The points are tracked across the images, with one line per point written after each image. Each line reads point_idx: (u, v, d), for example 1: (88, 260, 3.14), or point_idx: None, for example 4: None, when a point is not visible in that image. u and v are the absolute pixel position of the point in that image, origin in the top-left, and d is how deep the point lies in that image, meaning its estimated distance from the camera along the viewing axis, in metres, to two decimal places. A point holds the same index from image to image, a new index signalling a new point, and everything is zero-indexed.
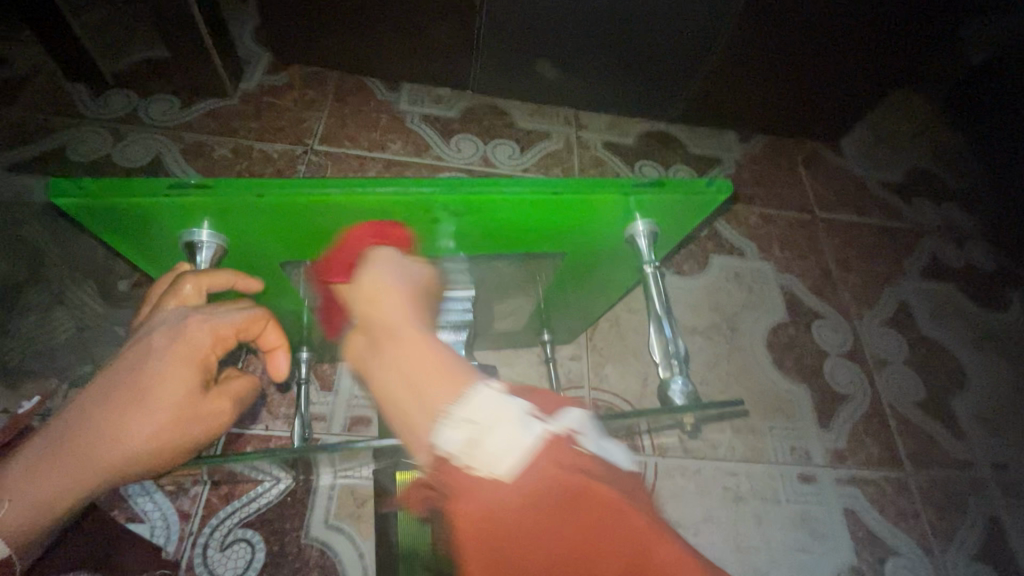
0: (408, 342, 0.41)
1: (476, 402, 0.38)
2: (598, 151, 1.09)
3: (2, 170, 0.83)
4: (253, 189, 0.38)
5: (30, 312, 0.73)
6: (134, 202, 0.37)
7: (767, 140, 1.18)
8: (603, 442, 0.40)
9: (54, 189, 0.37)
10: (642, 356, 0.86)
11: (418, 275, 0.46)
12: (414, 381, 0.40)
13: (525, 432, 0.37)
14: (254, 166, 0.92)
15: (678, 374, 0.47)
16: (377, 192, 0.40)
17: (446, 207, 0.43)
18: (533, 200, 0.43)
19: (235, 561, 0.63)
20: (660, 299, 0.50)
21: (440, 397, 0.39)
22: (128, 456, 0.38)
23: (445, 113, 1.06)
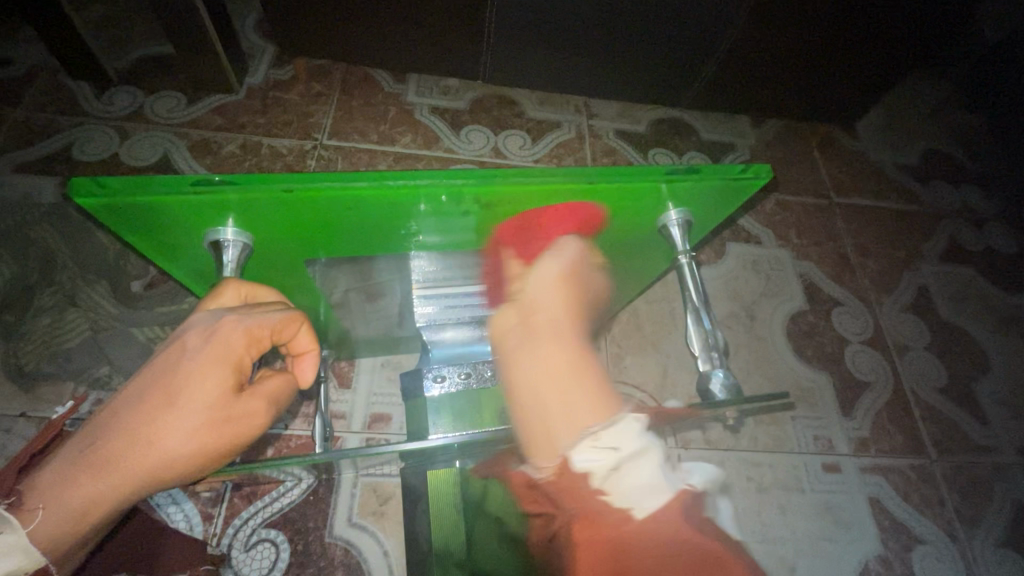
0: (559, 359, 0.46)
1: (620, 431, 0.41)
2: (610, 139, 1.08)
3: (10, 171, 0.82)
4: (282, 185, 0.37)
5: (43, 315, 0.72)
6: (160, 200, 0.36)
7: (780, 125, 1.16)
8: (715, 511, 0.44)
9: (76, 189, 0.35)
10: (661, 347, 0.85)
11: (575, 295, 0.50)
12: (563, 392, 0.44)
13: (665, 478, 0.41)
14: (262, 161, 0.91)
15: (720, 367, 0.46)
16: (410, 185, 0.39)
17: (481, 199, 0.42)
18: (569, 190, 0.42)
19: (260, 561, 0.63)
20: (696, 289, 0.49)
21: (587, 415, 0.43)
22: (162, 462, 0.37)
23: (453, 104, 1.05)
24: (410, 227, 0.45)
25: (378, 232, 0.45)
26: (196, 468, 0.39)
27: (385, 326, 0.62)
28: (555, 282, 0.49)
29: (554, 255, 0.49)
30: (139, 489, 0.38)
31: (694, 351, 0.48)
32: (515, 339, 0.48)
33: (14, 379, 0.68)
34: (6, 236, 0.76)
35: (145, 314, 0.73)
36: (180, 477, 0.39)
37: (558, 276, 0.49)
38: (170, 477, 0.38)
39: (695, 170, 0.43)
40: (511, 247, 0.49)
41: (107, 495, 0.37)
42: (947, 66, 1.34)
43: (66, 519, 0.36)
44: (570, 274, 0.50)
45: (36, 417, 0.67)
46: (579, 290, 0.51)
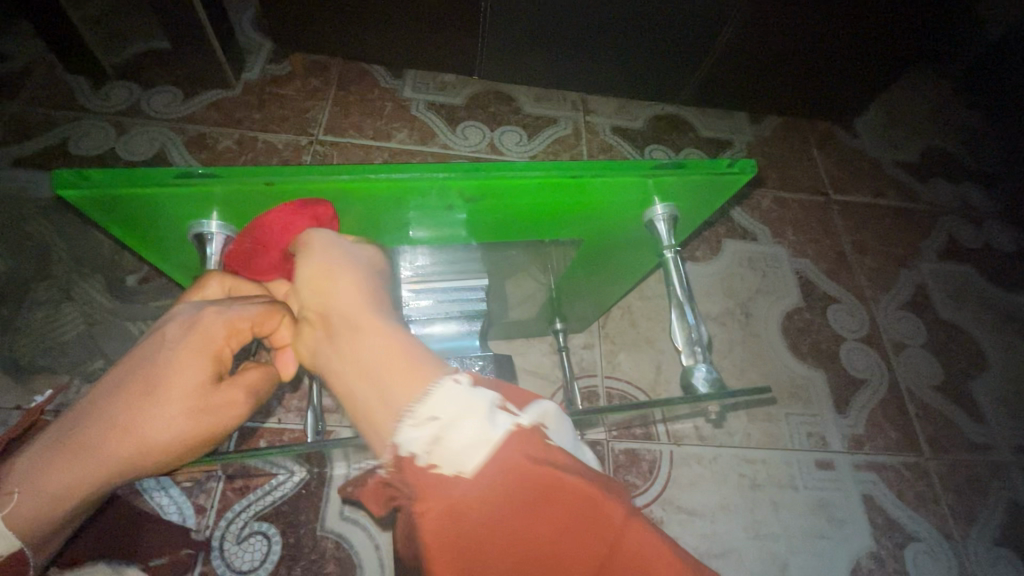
0: (357, 349, 0.39)
1: (433, 397, 0.36)
2: (607, 136, 1.08)
3: (7, 166, 0.83)
4: (263, 177, 0.37)
5: (39, 309, 0.72)
6: (143, 192, 0.37)
7: (778, 122, 1.16)
8: (562, 432, 0.40)
9: (61, 181, 0.36)
10: (655, 344, 0.85)
11: (369, 260, 0.43)
12: (369, 385, 0.37)
13: (487, 423, 0.36)
14: (259, 157, 0.91)
15: (703, 361, 0.45)
16: (391, 178, 0.39)
17: (464, 193, 0.42)
18: (551, 183, 0.42)
19: (252, 554, 0.63)
20: (681, 284, 0.49)
21: (401, 393, 0.36)
22: (137, 450, 0.37)
23: (450, 100, 1.05)
24: (394, 220, 0.45)
25: (362, 225, 0.45)
26: (170, 458, 0.39)
27: None
28: (341, 250, 0.42)
29: (323, 230, 0.42)
30: (114, 476, 0.38)
31: (678, 345, 0.48)
32: (314, 341, 0.40)
33: (10, 371, 0.68)
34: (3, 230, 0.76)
35: (139, 308, 0.73)
36: (156, 466, 0.39)
37: (341, 245, 0.42)
38: (145, 465, 0.39)
39: (678, 165, 0.43)
40: (285, 239, 0.42)
41: (81, 481, 0.37)
42: (948, 62, 1.33)
43: (44, 500, 0.37)
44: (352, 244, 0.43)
45: (31, 410, 0.67)
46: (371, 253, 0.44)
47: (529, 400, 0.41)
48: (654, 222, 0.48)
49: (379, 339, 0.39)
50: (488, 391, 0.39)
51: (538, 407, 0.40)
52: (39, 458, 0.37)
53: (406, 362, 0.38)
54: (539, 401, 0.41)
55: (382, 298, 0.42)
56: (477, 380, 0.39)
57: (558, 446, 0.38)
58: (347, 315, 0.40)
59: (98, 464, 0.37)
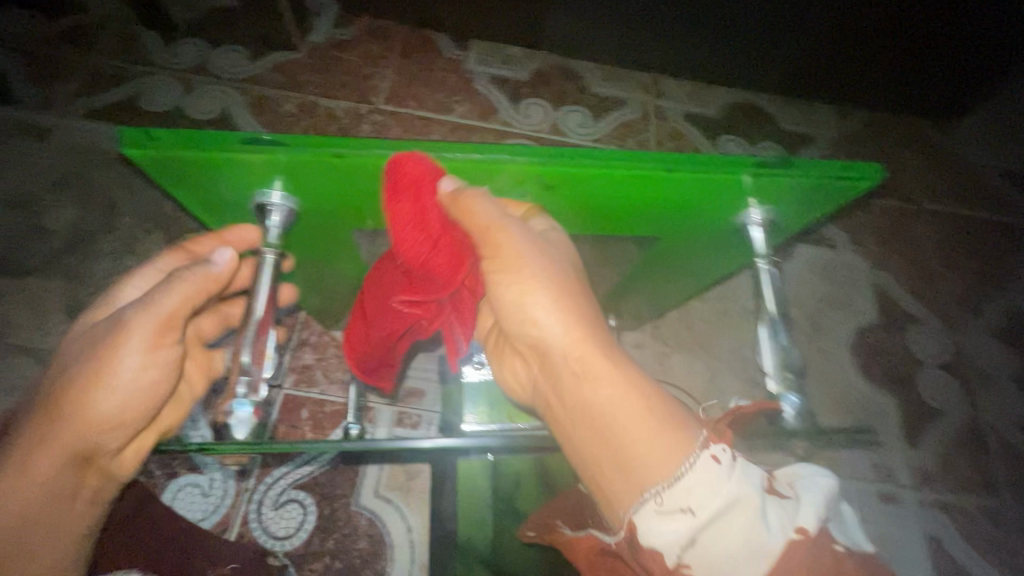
0: (590, 395, 0.36)
1: (693, 485, 0.32)
2: (678, 122, 1.01)
3: (80, 116, 0.84)
4: (333, 149, 0.35)
5: (103, 260, 0.73)
6: (206, 157, 0.35)
7: (868, 118, 1.06)
8: (841, 518, 0.35)
9: (125, 140, 0.34)
10: (711, 349, 0.81)
11: (564, 267, 0.41)
12: (606, 424, 0.35)
13: (763, 522, 0.31)
14: (318, 122, 0.90)
15: (795, 390, 0.40)
16: (467, 157, 0.37)
17: (543, 181, 0.39)
18: (638, 177, 0.38)
19: (287, 521, 0.64)
20: (774, 297, 0.43)
21: (648, 432, 0.34)
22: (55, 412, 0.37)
23: (514, 74, 1.00)
24: None
25: None
26: (84, 400, 0.37)
27: None
28: (542, 262, 0.39)
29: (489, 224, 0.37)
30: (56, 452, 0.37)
31: (764, 370, 0.43)
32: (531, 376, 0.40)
33: (74, 318, 0.71)
34: (75, 180, 0.78)
35: None
36: (77, 417, 0.37)
37: (539, 254, 0.39)
38: (62, 416, 0.37)
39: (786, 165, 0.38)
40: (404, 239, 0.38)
41: (15, 458, 0.36)
42: None
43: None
44: (547, 244, 0.40)
45: None
46: (561, 254, 0.41)
47: (792, 482, 0.36)
48: (749, 228, 0.44)
49: (611, 372, 0.37)
50: (756, 472, 0.34)
51: (810, 491, 0.34)
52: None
53: (644, 398, 0.36)
54: (806, 475, 0.36)
55: (588, 313, 0.39)
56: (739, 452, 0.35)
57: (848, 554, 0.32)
58: (564, 345, 0.38)
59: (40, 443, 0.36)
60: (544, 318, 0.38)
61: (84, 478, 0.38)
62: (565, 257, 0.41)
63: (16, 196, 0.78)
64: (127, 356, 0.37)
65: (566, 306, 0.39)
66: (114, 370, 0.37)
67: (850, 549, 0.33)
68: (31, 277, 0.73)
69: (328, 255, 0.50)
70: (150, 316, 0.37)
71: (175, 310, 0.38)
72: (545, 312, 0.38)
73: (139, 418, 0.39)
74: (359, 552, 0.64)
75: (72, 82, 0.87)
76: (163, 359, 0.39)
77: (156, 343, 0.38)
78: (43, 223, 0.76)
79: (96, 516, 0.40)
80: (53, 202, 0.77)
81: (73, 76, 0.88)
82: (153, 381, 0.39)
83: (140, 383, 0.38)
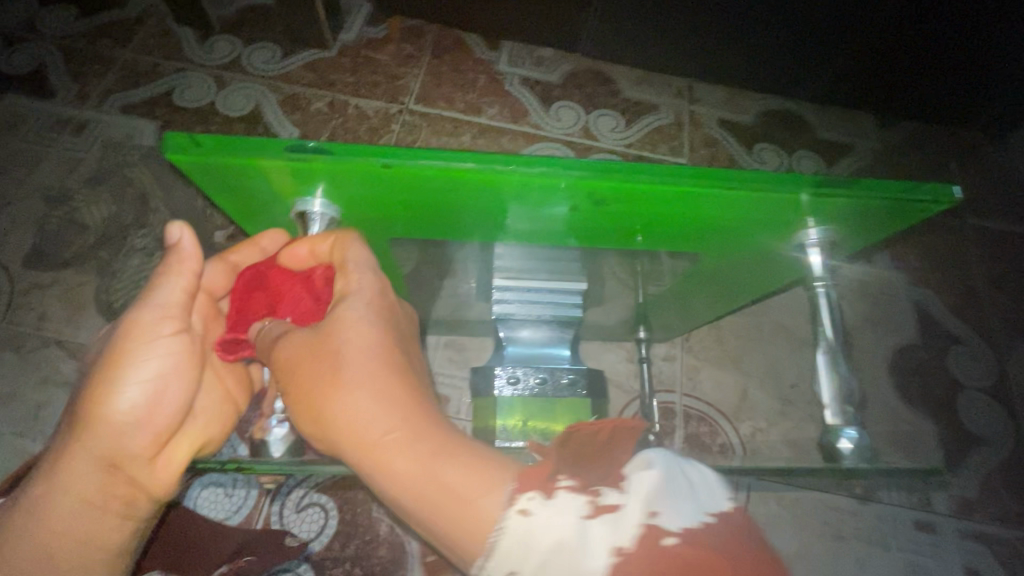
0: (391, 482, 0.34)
1: (506, 549, 0.31)
2: (712, 129, 0.98)
3: (116, 111, 0.85)
4: (383, 158, 0.34)
5: (135, 255, 0.74)
6: (254, 163, 0.34)
7: (911, 128, 1.02)
8: (680, 495, 0.33)
9: (171, 144, 0.33)
10: (742, 365, 0.78)
11: (381, 326, 0.39)
12: (428, 503, 0.33)
13: (586, 555, 0.30)
14: (348, 122, 0.89)
15: (854, 425, 0.39)
16: (517, 170, 0.35)
17: (594, 195, 0.38)
18: (692, 194, 0.37)
19: (309, 525, 0.63)
20: (830, 322, 0.42)
21: (453, 487, 0.33)
22: (79, 425, 0.39)
23: (546, 76, 0.98)
24: (508, 213, 0.41)
25: (471, 216, 0.41)
26: (103, 407, 0.39)
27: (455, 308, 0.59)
28: (336, 344, 0.37)
29: (282, 337, 0.39)
30: (83, 464, 0.39)
31: (823, 401, 0.41)
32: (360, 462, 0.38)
33: (105, 313, 0.71)
34: (109, 175, 0.79)
35: None
36: (99, 425, 0.39)
37: (348, 327, 0.38)
38: (86, 423, 0.39)
39: (846, 184, 0.37)
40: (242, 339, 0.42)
41: (53, 466, 0.39)
42: None
43: (26, 508, 0.38)
44: (357, 307, 0.38)
45: None
46: (378, 308, 0.39)
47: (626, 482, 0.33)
48: (806, 249, 0.43)
49: (415, 435, 0.35)
50: (569, 494, 0.32)
51: (639, 492, 0.32)
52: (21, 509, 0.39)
53: (452, 450, 0.35)
54: (639, 471, 0.34)
55: (400, 369, 0.38)
56: (553, 481, 0.33)
57: (682, 541, 0.30)
58: (368, 429, 0.35)
59: (76, 455, 0.39)
60: (351, 404, 0.36)
61: (112, 486, 0.40)
62: (384, 310, 0.39)
63: (52, 189, 0.79)
64: (142, 364, 0.40)
65: (374, 376, 0.36)
66: (129, 377, 0.39)
67: (683, 534, 0.30)
68: (64, 270, 0.73)
69: None
70: (165, 323, 0.41)
71: (181, 314, 0.41)
72: (348, 397, 0.36)
73: (163, 423, 0.41)
74: (378, 559, 0.63)
75: (109, 77, 0.88)
76: (181, 365, 0.41)
77: (166, 347, 0.41)
78: (77, 216, 0.76)
79: (124, 532, 0.41)
80: (87, 196, 0.78)
81: (109, 71, 0.89)
82: (176, 393, 0.41)
83: (163, 391, 0.41)
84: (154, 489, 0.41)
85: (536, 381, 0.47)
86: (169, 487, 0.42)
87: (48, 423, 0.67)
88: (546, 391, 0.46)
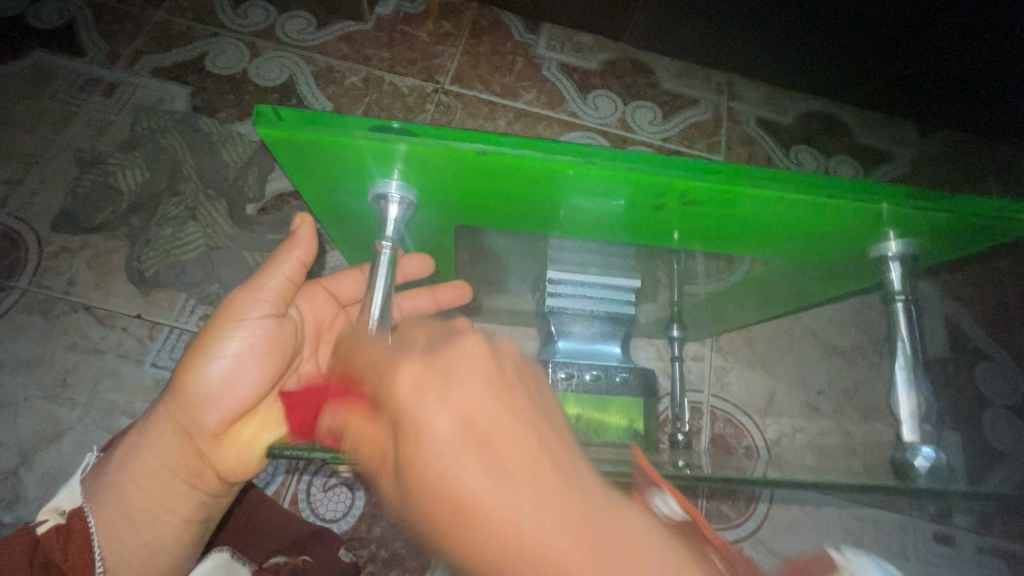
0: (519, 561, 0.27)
1: None
2: (750, 127, 0.96)
3: (147, 74, 0.83)
4: (480, 145, 0.33)
5: (166, 224, 0.73)
6: (347, 143, 0.33)
7: (950, 138, 1.00)
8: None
9: (261, 120, 0.32)
10: (771, 370, 0.77)
11: (478, 448, 0.30)
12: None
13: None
14: (383, 99, 0.87)
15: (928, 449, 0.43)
16: (616, 166, 0.34)
17: (685, 197, 0.37)
18: (788, 202, 0.37)
19: (336, 504, 0.63)
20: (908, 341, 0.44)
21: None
22: (173, 391, 0.42)
23: (585, 63, 0.96)
24: (588, 210, 0.40)
25: (549, 211, 0.41)
26: (189, 376, 0.42)
27: (494, 300, 0.58)
28: (443, 458, 0.29)
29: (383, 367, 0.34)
30: (169, 431, 0.42)
31: (898, 417, 0.45)
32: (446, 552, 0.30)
33: (135, 280, 0.71)
34: (141, 141, 0.77)
35: (258, 239, 0.73)
36: (182, 393, 0.42)
37: (444, 443, 0.30)
38: (175, 391, 0.42)
39: (934, 199, 0.37)
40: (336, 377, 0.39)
41: (144, 425, 0.43)
42: None
43: (116, 461, 0.43)
44: (432, 416, 0.30)
45: (150, 321, 0.70)
46: (478, 391, 0.32)
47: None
48: (887, 261, 0.43)
49: (575, 534, 0.27)
50: None
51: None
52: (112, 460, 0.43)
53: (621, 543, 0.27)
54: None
55: (535, 469, 0.29)
56: None
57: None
58: (512, 547, 0.27)
59: (163, 421, 0.42)
60: (493, 515, 0.28)
61: (186, 456, 0.43)
62: (472, 429, 0.30)
63: (84, 150, 0.77)
64: (228, 339, 0.42)
65: (500, 475, 0.29)
66: (221, 352, 0.42)
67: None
68: (95, 235, 0.72)
69: (426, 248, 0.49)
70: (258, 303, 0.43)
71: (272, 297, 0.43)
72: (487, 505, 0.28)
73: (235, 402, 0.42)
74: (404, 543, 0.63)
75: (140, 39, 0.86)
76: (262, 347, 0.43)
77: (252, 328, 0.42)
78: (108, 180, 0.75)
79: (193, 502, 0.44)
80: (118, 160, 0.76)
81: (141, 31, 0.86)
82: (251, 375, 0.43)
83: (240, 371, 0.42)
84: (220, 466, 0.44)
85: (589, 377, 0.46)
86: (232, 467, 0.44)
87: (77, 388, 0.67)
88: (599, 388, 0.46)
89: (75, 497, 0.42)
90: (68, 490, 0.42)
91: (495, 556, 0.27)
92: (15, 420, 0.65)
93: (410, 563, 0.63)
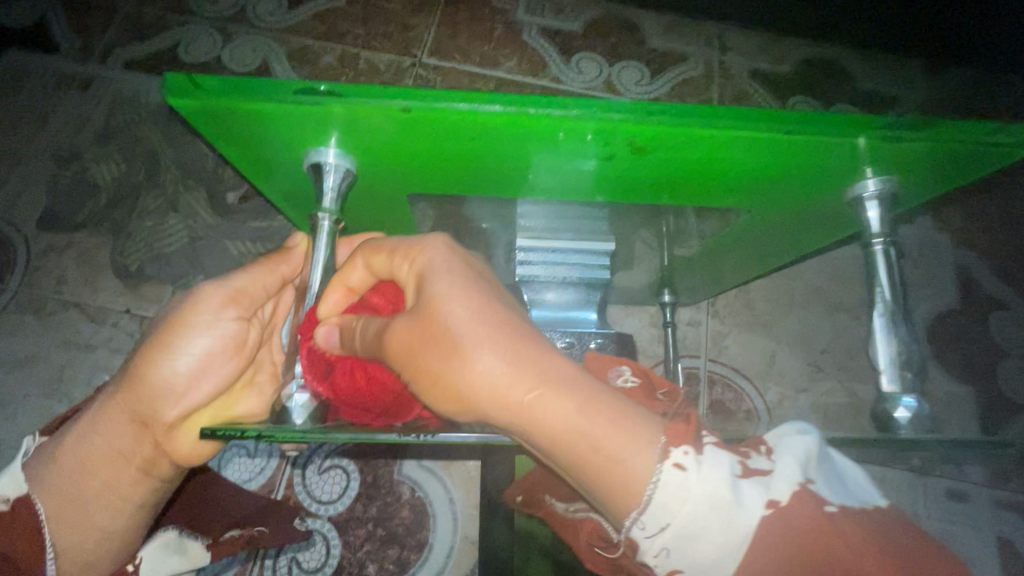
0: (511, 379, 0.30)
1: (708, 462, 0.29)
2: (744, 80, 0.92)
3: (120, 68, 0.82)
4: (404, 100, 0.31)
5: (147, 217, 0.73)
6: (266, 107, 0.31)
7: (962, 76, 0.93)
8: (833, 474, 0.31)
9: (177, 87, 0.31)
10: (772, 331, 0.75)
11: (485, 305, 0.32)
12: (580, 424, 0.30)
13: (741, 511, 0.28)
14: (359, 76, 0.85)
15: (909, 394, 0.36)
16: (553, 113, 0.32)
17: (636, 143, 0.34)
18: (748, 138, 0.34)
19: (331, 486, 0.64)
20: (890, 282, 0.39)
21: (609, 436, 0.30)
22: (136, 383, 0.42)
23: (567, 25, 0.92)
24: (540, 167, 0.38)
25: (501, 171, 0.38)
26: (152, 370, 0.42)
27: None
28: (439, 300, 0.32)
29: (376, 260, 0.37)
30: (128, 416, 0.43)
31: (876, 366, 0.38)
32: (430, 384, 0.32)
33: (121, 276, 0.71)
34: (118, 134, 0.77)
35: (239, 227, 0.73)
36: (143, 385, 0.42)
37: (455, 305, 0.32)
38: (138, 379, 0.42)
39: (909, 126, 0.34)
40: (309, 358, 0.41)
41: (97, 414, 0.44)
42: None
43: (68, 446, 0.43)
44: (446, 280, 0.33)
45: (139, 316, 0.70)
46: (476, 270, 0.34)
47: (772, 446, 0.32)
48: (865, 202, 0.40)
49: (561, 387, 0.30)
50: None
51: (787, 450, 0.31)
52: (71, 442, 0.43)
53: (592, 388, 0.31)
54: (782, 435, 0.33)
55: (527, 328, 0.32)
56: None
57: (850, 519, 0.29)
58: (507, 372, 0.30)
59: (125, 408, 0.43)
60: (482, 360, 0.31)
61: (141, 444, 0.43)
62: (485, 292, 0.33)
63: (62, 148, 0.77)
64: (195, 336, 0.43)
65: (487, 318, 0.32)
66: (186, 347, 0.43)
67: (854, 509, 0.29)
68: (79, 232, 0.72)
69: (383, 218, 0.47)
70: (228, 304, 0.44)
71: (243, 299, 0.45)
72: (486, 357, 0.31)
73: (194, 397, 0.43)
74: (401, 520, 0.63)
75: (111, 31, 0.84)
76: (228, 347, 0.44)
77: (221, 326, 0.44)
78: (88, 176, 0.75)
79: (146, 489, 0.44)
80: (96, 157, 0.76)
81: (112, 24, 0.84)
82: (214, 373, 0.44)
83: (205, 368, 0.43)
84: (176, 454, 0.43)
85: (562, 344, 0.46)
86: (186, 456, 0.43)
87: (73, 385, 0.68)
88: (573, 357, 0.45)
89: (19, 484, 0.43)
90: (10, 479, 0.43)
91: (479, 395, 0.31)
92: (17, 418, 0.67)
93: (408, 540, 0.63)
